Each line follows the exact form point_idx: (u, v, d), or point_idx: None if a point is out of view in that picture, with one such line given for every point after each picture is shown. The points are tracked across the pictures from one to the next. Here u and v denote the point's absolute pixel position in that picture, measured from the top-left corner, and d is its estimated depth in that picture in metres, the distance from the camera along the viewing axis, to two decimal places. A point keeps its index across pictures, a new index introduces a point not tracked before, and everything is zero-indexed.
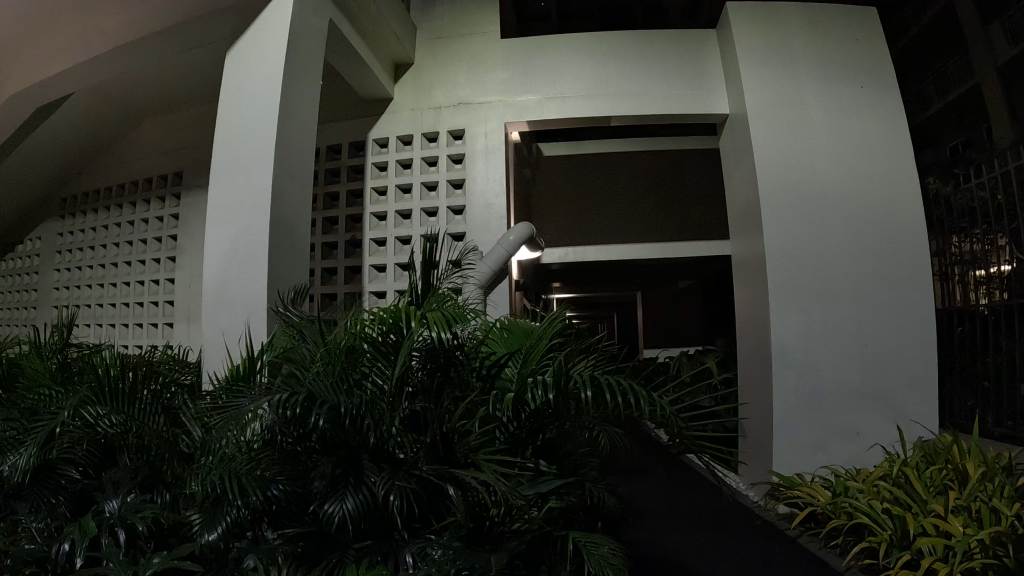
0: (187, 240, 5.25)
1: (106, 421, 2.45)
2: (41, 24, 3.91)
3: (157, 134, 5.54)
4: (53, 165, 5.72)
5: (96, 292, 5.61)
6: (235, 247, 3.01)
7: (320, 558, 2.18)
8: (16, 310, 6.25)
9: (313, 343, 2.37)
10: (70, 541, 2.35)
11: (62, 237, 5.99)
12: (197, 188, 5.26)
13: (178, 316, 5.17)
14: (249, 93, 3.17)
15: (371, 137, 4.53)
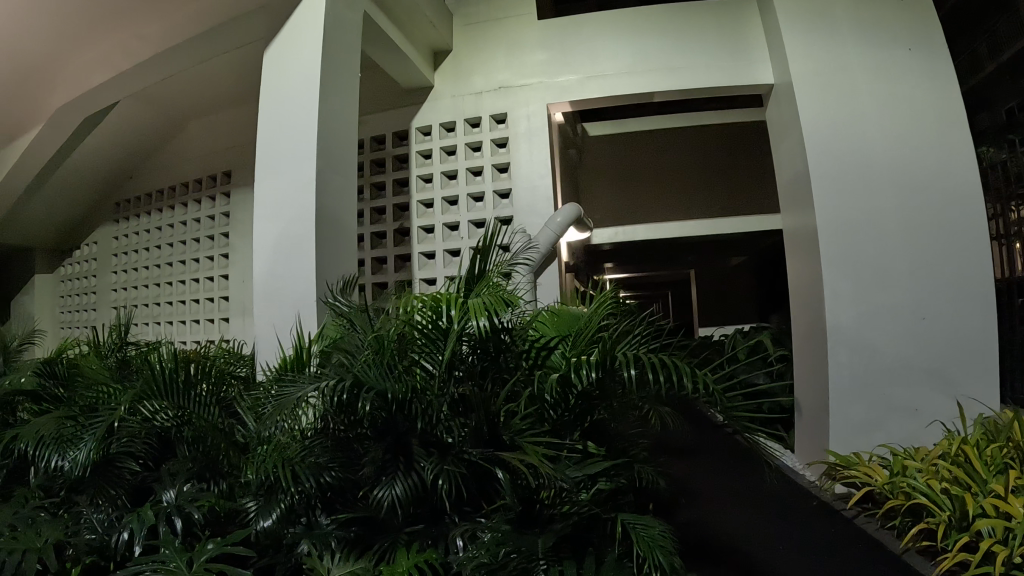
0: (239, 238, 5.29)
1: (163, 414, 2.47)
2: (79, 39, 3.89)
3: (202, 136, 5.58)
4: (105, 171, 5.82)
5: (152, 292, 5.72)
6: (283, 238, 3.00)
7: (372, 542, 2.24)
8: (77, 313, 6.41)
9: (363, 332, 2.34)
10: (131, 530, 2.38)
11: (116, 240, 6.10)
12: (245, 186, 5.28)
13: (233, 311, 5.26)
14: (289, 87, 3.15)
15: (414, 126, 4.51)
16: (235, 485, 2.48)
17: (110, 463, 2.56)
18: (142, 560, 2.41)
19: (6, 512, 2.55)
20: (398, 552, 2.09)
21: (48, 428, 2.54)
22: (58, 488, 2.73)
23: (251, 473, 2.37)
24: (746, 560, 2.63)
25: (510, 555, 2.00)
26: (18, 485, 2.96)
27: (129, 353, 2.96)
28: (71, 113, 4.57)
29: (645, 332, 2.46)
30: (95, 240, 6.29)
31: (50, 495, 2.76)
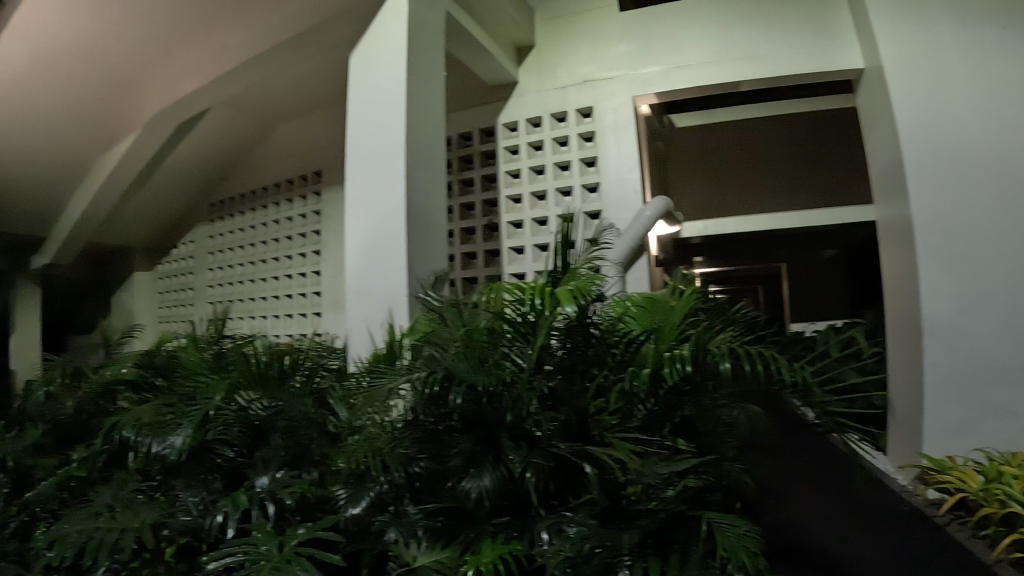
0: (330, 235, 5.38)
1: (258, 404, 2.61)
2: (171, 47, 4.02)
3: (292, 139, 5.65)
4: (201, 173, 6.04)
5: (248, 288, 5.93)
6: (374, 234, 3.06)
7: (457, 533, 2.26)
8: (176, 308, 6.70)
9: (452, 326, 2.37)
10: (223, 513, 2.44)
11: (212, 239, 6.34)
12: (335, 185, 5.36)
13: (325, 306, 5.35)
14: (376, 86, 3.19)
15: (501, 122, 4.55)
16: (327, 474, 2.50)
17: (204, 450, 2.61)
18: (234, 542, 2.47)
19: (105, 495, 2.67)
20: (483, 543, 2.14)
21: (149, 416, 2.69)
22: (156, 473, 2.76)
23: (341, 462, 2.42)
24: (838, 567, 2.56)
25: (594, 550, 2.03)
26: (116, 470, 3.03)
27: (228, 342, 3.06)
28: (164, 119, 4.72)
29: (735, 328, 2.49)
30: (191, 239, 6.56)
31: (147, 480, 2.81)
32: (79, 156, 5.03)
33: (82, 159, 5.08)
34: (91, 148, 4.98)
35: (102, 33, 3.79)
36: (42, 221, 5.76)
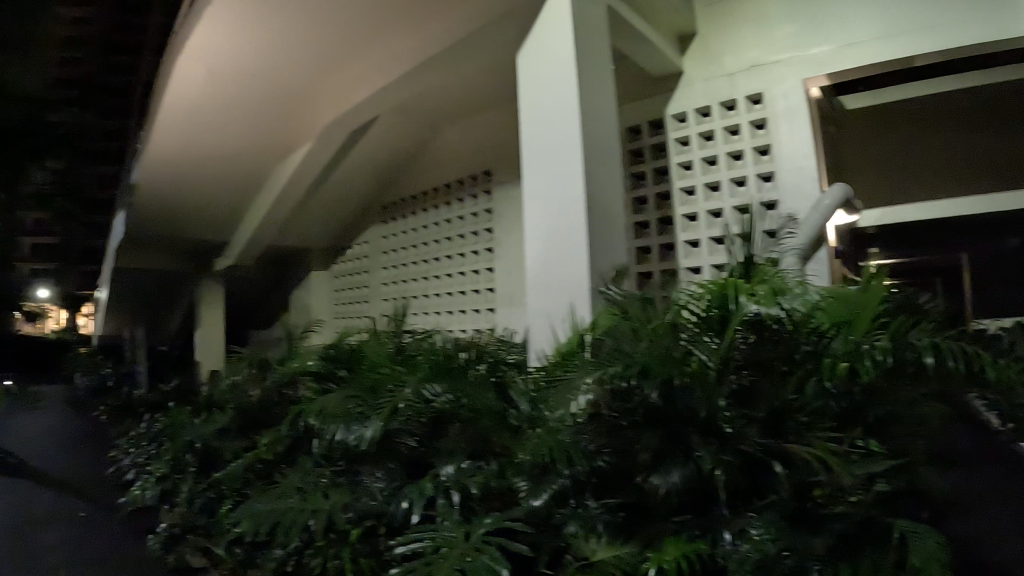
0: (502, 233, 5.32)
1: (441, 397, 2.63)
2: (339, 68, 4.21)
3: (459, 141, 5.68)
4: (376, 177, 6.25)
5: (424, 285, 6.10)
6: (554, 231, 3.09)
7: (638, 528, 2.25)
8: (355, 303, 7.02)
9: (639, 323, 2.38)
10: (409, 500, 2.53)
11: (389, 238, 6.57)
12: (505, 184, 5.28)
13: (499, 302, 5.31)
14: (546, 84, 3.21)
15: (669, 113, 4.49)
16: (508, 465, 2.49)
17: (389, 439, 2.73)
18: (417, 529, 2.54)
19: (294, 476, 2.87)
20: (668, 540, 2.11)
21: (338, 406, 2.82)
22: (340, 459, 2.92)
23: (523, 454, 2.42)
24: None
25: (782, 554, 1.97)
26: (301, 454, 3.17)
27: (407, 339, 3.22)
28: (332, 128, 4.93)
29: (926, 321, 2.42)
30: (367, 240, 6.85)
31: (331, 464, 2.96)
32: (255, 168, 5.38)
33: (257, 171, 5.42)
34: (265, 161, 5.30)
35: (283, 51, 3.99)
36: (222, 227, 6.22)
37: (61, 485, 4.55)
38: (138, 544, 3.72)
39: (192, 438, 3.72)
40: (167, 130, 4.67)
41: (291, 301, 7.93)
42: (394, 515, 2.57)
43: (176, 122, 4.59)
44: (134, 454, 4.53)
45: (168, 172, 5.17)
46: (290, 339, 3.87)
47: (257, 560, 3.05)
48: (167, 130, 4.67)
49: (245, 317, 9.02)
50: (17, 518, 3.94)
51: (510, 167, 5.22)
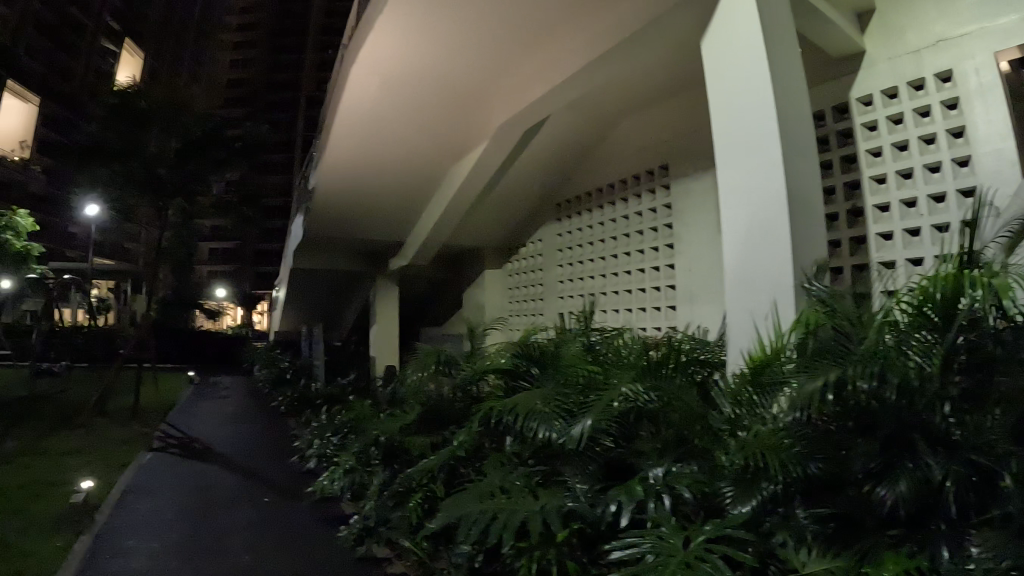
0: (681, 227, 4.63)
1: (649, 396, 2.73)
2: (504, 66, 4.18)
3: (632, 135, 5.07)
4: (543, 173, 5.83)
5: (598, 283, 5.52)
6: (753, 225, 2.97)
7: (853, 542, 2.06)
8: (529, 302, 6.63)
9: (850, 322, 2.28)
10: (618, 502, 2.49)
11: (562, 236, 6.08)
12: (686, 176, 4.60)
13: (681, 299, 4.63)
14: (736, 72, 3.08)
15: (853, 97, 3.93)
16: (714, 469, 2.44)
17: (592, 440, 2.78)
18: (625, 534, 2.55)
19: (492, 476, 2.93)
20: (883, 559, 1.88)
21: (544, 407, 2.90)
22: (535, 457, 3.03)
23: (726, 455, 2.40)
24: None
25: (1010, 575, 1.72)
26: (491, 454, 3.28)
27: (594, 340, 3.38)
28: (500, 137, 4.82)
29: None
30: (541, 237, 6.41)
31: (523, 461, 3.08)
32: (433, 170, 5.43)
33: (434, 172, 5.46)
34: (442, 163, 5.34)
35: (453, 45, 3.93)
36: (402, 225, 6.38)
37: (249, 472, 4.78)
38: (327, 531, 3.83)
39: (376, 433, 3.86)
40: (347, 137, 4.83)
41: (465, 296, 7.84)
42: (596, 517, 2.57)
43: (354, 130, 4.75)
44: (317, 444, 4.72)
45: (352, 176, 5.38)
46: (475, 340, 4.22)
47: (444, 552, 3.17)
48: (347, 137, 4.83)
49: (422, 306, 9.55)
50: (191, 507, 4.01)
51: (690, 159, 4.54)
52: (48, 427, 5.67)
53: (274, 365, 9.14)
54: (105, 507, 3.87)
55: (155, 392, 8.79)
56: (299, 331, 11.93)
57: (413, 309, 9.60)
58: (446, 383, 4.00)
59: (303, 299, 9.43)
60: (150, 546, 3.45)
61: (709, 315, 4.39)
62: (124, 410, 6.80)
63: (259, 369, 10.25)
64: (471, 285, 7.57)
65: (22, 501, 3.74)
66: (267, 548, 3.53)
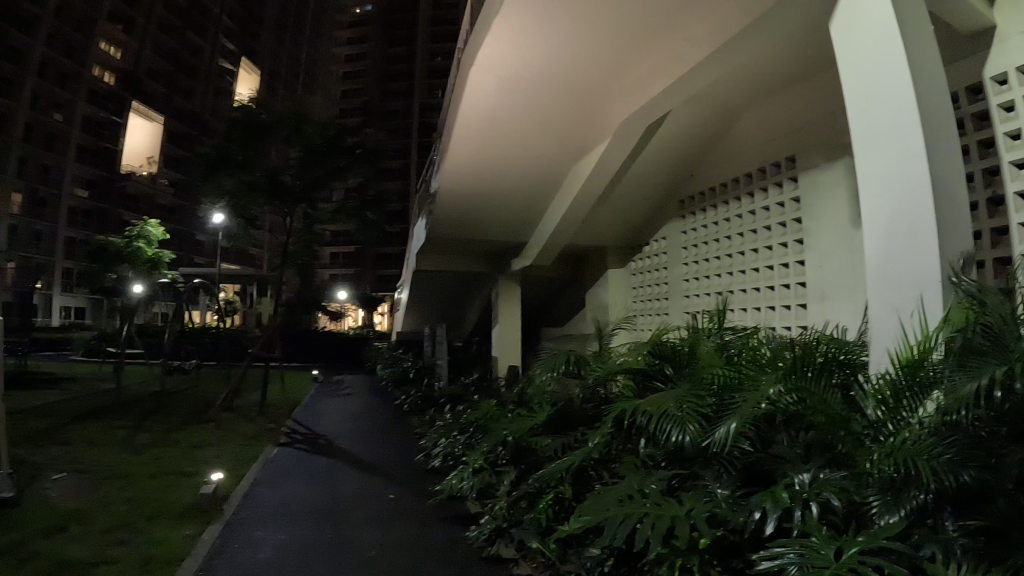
0: (811, 221, 4.04)
1: (787, 398, 2.91)
2: (624, 62, 4.13)
3: (754, 131, 4.57)
4: (662, 172, 5.38)
5: (724, 281, 4.96)
6: (896, 218, 2.91)
7: (1007, 556, 2.00)
8: (654, 303, 6.14)
9: (1000, 320, 2.19)
10: (760, 507, 2.69)
11: (687, 235, 5.54)
12: (814, 167, 4.02)
13: (811, 296, 4.02)
14: (868, 63, 3.02)
15: (987, 77, 3.48)
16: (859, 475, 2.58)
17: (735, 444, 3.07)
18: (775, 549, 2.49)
19: (637, 479, 3.25)
20: None
21: (688, 411, 3.24)
22: (675, 462, 3.42)
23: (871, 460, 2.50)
24: None
25: None
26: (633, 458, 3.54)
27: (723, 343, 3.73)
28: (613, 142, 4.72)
29: None
30: (665, 236, 5.90)
31: (660, 464, 3.49)
32: (552, 174, 5.39)
33: (552, 176, 5.42)
34: (560, 166, 5.29)
35: (571, 40, 3.94)
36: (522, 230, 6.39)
37: (377, 466, 4.89)
38: (452, 531, 3.93)
39: (504, 434, 4.06)
40: (465, 141, 4.91)
41: (591, 298, 7.39)
42: (739, 524, 2.77)
43: (477, 137, 4.88)
44: (445, 443, 4.75)
45: (472, 183, 5.46)
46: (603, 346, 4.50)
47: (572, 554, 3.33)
48: (467, 142, 4.92)
49: (535, 307, 9.55)
50: (322, 500, 4.18)
51: (817, 150, 3.99)
52: (182, 419, 6.02)
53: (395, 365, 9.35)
54: (237, 495, 4.06)
55: (282, 388, 9.20)
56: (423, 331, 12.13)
57: (533, 309, 9.54)
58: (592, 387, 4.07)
59: (424, 300, 9.56)
60: (277, 538, 3.62)
61: (849, 317, 3.76)
62: (253, 405, 7.15)
63: (383, 367, 10.51)
64: (597, 287, 7.18)
65: (163, 487, 3.98)
66: (394, 547, 3.66)
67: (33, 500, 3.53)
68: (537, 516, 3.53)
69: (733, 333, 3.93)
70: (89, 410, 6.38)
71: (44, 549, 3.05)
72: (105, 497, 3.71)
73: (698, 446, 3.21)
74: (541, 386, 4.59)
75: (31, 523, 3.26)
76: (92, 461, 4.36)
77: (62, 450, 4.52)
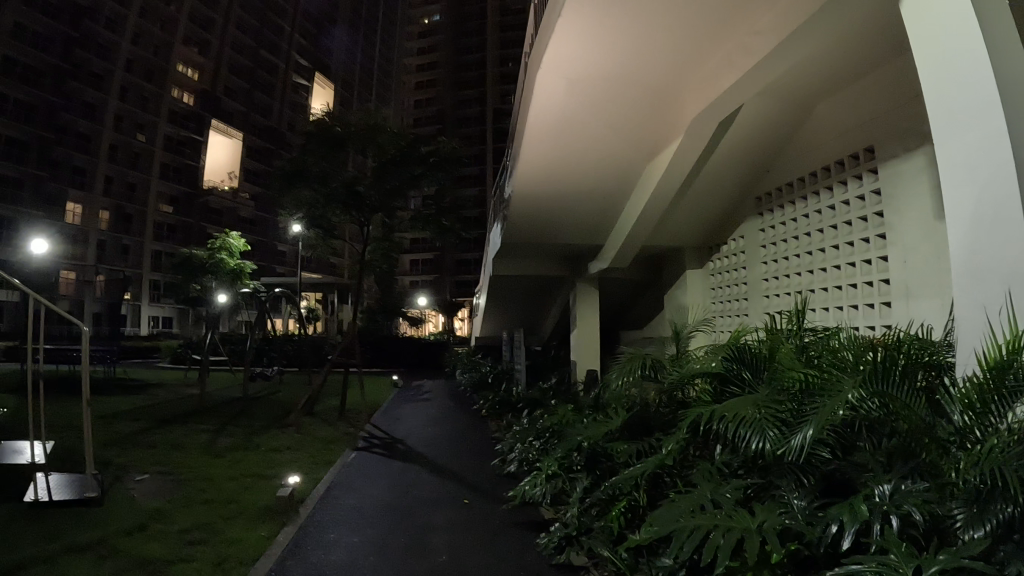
0: (893, 214, 3.81)
1: (870, 403, 2.69)
2: (692, 55, 3.97)
3: (829, 120, 4.35)
4: (738, 167, 5.18)
5: (806, 280, 4.75)
6: (982, 206, 2.63)
7: None
8: (733, 303, 5.97)
9: None
10: (839, 521, 2.55)
11: (765, 232, 5.34)
12: (893, 158, 3.78)
13: (895, 295, 3.81)
14: (943, 42, 2.79)
15: None
16: (943, 486, 2.39)
17: (810, 452, 2.92)
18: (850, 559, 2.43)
19: (707, 489, 3.06)
20: None
21: (764, 416, 3.05)
22: (744, 468, 3.25)
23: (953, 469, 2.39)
24: None
25: None
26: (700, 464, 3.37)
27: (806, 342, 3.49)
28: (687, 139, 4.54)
29: None
30: (742, 235, 5.70)
31: (734, 471, 3.30)
32: (624, 172, 5.29)
33: (625, 173, 5.31)
34: (632, 163, 5.17)
35: (633, 35, 3.81)
36: (598, 228, 6.31)
37: (448, 471, 4.90)
38: (523, 532, 3.82)
39: (580, 439, 3.86)
40: (536, 142, 4.86)
41: (668, 297, 7.24)
42: (816, 538, 2.61)
43: (546, 138, 4.81)
44: (520, 448, 4.71)
45: (544, 183, 5.41)
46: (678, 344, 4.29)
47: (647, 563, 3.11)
48: (537, 143, 4.86)
49: (615, 308, 9.52)
50: (395, 504, 4.17)
51: (895, 139, 3.75)
52: (265, 423, 6.22)
53: (475, 369, 9.45)
54: (312, 499, 4.11)
55: (364, 393, 9.40)
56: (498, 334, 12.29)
57: (612, 310, 9.49)
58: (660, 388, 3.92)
59: (503, 302, 9.64)
60: (351, 540, 3.63)
61: (933, 315, 3.55)
62: (333, 410, 7.32)
63: (462, 372, 10.64)
64: (675, 286, 7.04)
65: (240, 490, 4.07)
66: (465, 549, 3.59)
67: (115, 502, 3.67)
68: (608, 525, 3.37)
69: (814, 333, 3.62)
70: (182, 415, 6.70)
71: (121, 547, 3.15)
72: (182, 500, 3.81)
73: (776, 455, 3.00)
74: (607, 388, 4.47)
75: (112, 523, 3.37)
76: (174, 464, 4.52)
77: (144, 455, 4.69)
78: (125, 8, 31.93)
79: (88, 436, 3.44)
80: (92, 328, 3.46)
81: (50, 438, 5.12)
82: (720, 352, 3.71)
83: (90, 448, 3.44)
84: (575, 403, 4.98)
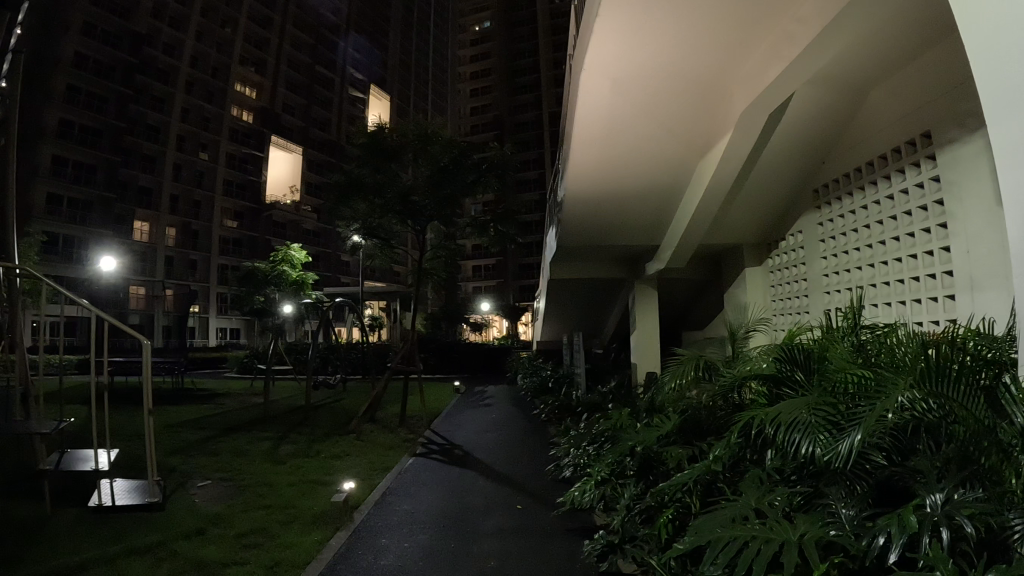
0: (953, 202, 3.71)
1: (924, 406, 2.36)
2: (740, 46, 3.84)
3: (886, 105, 4.26)
4: (794, 152, 5.07)
5: (867, 274, 4.68)
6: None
7: None
8: (792, 301, 5.93)
9: None
10: (887, 534, 2.17)
11: (824, 225, 5.26)
12: (949, 143, 3.68)
13: (958, 286, 3.76)
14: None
15: None
16: (1003, 494, 2.10)
17: (859, 456, 2.56)
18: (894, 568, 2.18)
19: (749, 497, 2.72)
20: None
21: (811, 417, 2.65)
22: (797, 473, 2.84)
23: (1017, 476, 2.06)
24: None
25: None
26: (746, 465, 3.21)
27: (863, 340, 3.10)
28: (739, 137, 4.46)
29: None
30: (800, 230, 5.64)
31: (786, 478, 2.89)
32: (677, 169, 5.24)
33: (678, 171, 5.26)
34: (685, 160, 5.12)
35: (676, 29, 3.67)
36: (654, 226, 6.26)
37: (502, 477, 4.97)
38: (571, 539, 3.78)
39: (632, 444, 3.78)
40: (584, 140, 4.80)
41: (726, 296, 7.19)
42: (861, 551, 2.23)
43: (593, 135, 4.73)
44: (573, 454, 4.71)
45: (597, 183, 5.40)
46: (733, 344, 4.22)
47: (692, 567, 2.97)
48: (586, 144, 4.84)
49: (680, 309, 9.49)
50: (447, 510, 4.22)
51: (952, 122, 3.65)
52: (326, 431, 6.45)
53: (538, 374, 9.56)
54: (367, 505, 4.21)
55: (428, 400, 9.56)
56: (558, 339, 12.39)
57: (676, 311, 9.47)
58: (703, 389, 3.96)
59: (564, 306, 9.75)
60: (402, 545, 3.62)
61: (994, 310, 3.52)
62: (394, 417, 7.48)
63: (524, 378, 10.74)
64: (733, 284, 6.98)
65: (294, 498, 4.21)
66: (514, 555, 3.53)
67: (175, 509, 3.87)
68: (657, 533, 3.15)
69: (872, 331, 3.26)
70: (247, 423, 7.00)
71: (179, 550, 3.28)
72: (237, 508, 3.98)
73: (825, 463, 2.62)
74: (658, 393, 4.41)
75: (171, 527, 3.56)
76: (234, 473, 4.71)
77: (206, 464, 4.91)
78: (182, 35, 33.66)
79: (150, 447, 3.57)
80: (152, 341, 3.61)
81: (118, 448, 5.42)
82: (773, 353, 3.36)
83: (153, 459, 3.60)
84: (631, 406, 4.93)
